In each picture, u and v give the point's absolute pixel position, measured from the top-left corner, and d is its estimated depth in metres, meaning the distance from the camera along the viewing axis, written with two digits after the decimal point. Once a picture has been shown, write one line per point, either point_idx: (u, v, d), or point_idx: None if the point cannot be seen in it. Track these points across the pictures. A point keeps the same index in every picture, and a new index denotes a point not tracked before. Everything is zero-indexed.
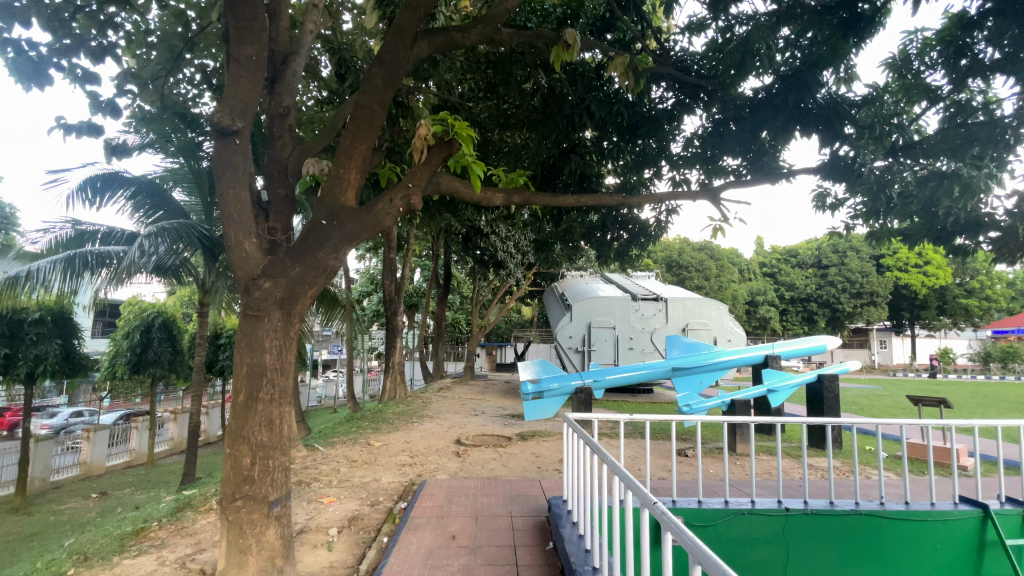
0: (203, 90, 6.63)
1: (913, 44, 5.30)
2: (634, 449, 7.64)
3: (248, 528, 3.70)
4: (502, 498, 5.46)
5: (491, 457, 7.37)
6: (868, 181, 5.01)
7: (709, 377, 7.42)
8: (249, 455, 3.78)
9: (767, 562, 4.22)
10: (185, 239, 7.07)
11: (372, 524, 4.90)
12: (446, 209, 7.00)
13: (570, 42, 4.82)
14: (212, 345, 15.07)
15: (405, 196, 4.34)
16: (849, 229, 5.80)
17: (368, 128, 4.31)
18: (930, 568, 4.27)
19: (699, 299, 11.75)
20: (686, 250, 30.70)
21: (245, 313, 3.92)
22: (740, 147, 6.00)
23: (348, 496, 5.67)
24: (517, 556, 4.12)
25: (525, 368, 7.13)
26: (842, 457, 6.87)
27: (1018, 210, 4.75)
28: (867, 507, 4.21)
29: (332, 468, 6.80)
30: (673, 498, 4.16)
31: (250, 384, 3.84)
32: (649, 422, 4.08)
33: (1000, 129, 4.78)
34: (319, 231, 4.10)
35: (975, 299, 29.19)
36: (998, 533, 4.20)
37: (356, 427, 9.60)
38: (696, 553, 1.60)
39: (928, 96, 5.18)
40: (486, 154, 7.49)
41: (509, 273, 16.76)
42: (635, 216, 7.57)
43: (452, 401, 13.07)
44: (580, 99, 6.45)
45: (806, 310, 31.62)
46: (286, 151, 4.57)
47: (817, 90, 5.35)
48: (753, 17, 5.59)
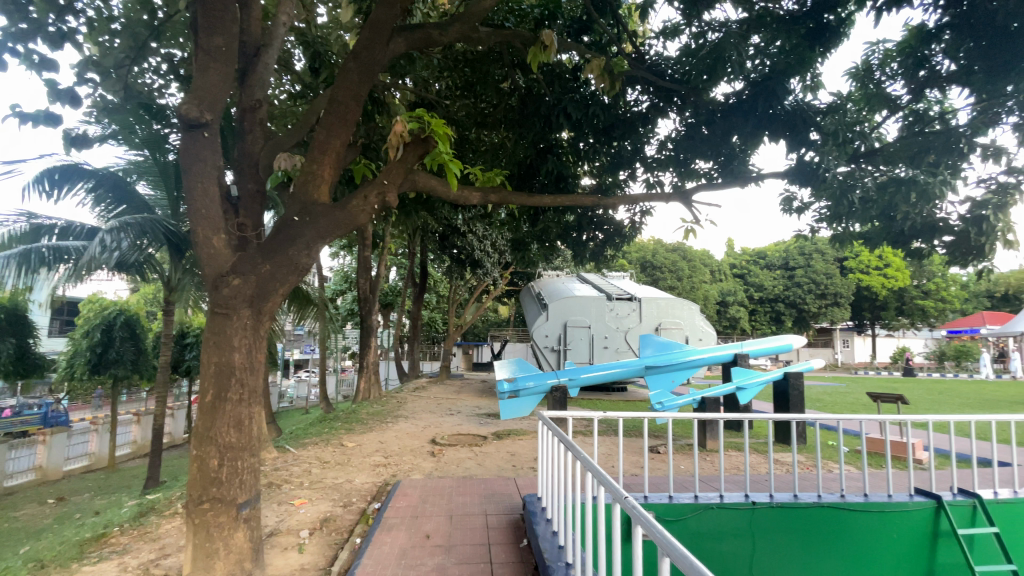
0: (170, 80, 6.41)
1: (874, 55, 5.54)
2: (608, 446, 7.76)
3: (215, 531, 3.61)
4: (477, 497, 5.46)
5: (467, 456, 7.36)
6: (832, 186, 5.20)
7: (681, 376, 7.55)
8: (217, 456, 3.69)
9: (734, 554, 4.36)
10: (150, 235, 6.86)
11: (344, 525, 4.83)
12: (423, 207, 6.99)
13: (548, 43, 4.85)
14: (177, 344, 14.60)
15: (380, 193, 4.30)
16: (814, 231, 6.03)
17: (343, 124, 4.26)
18: (888, 558, 4.47)
19: (672, 299, 11.96)
20: (660, 251, 31.38)
21: (213, 311, 3.83)
22: (711, 151, 6.17)
23: (321, 497, 5.58)
24: (491, 553, 4.14)
25: (502, 367, 7.18)
26: (806, 452, 7.12)
27: (970, 215, 5.01)
28: (828, 499, 4.39)
29: (304, 469, 6.69)
30: (645, 494, 4.26)
31: (218, 384, 3.76)
32: (622, 419, 4.12)
33: (955, 138, 5.02)
34: (291, 227, 4.04)
35: (932, 299, 30.61)
36: (949, 523, 4.41)
37: (329, 428, 9.44)
38: (664, 545, 1.67)
39: (889, 105, 5.45)
40: (464, 153, 7.51)
41: (486, 273, 16.72)
42: (610, 217, 7.69)
43: (427, 401, 12.97)
44: (557, 100, 6.45)
45: (774, 311, 32.54)
46: (257, 146, 4.47)
47: (785, 97, 5.51)
48: (724, 24, 5.75)
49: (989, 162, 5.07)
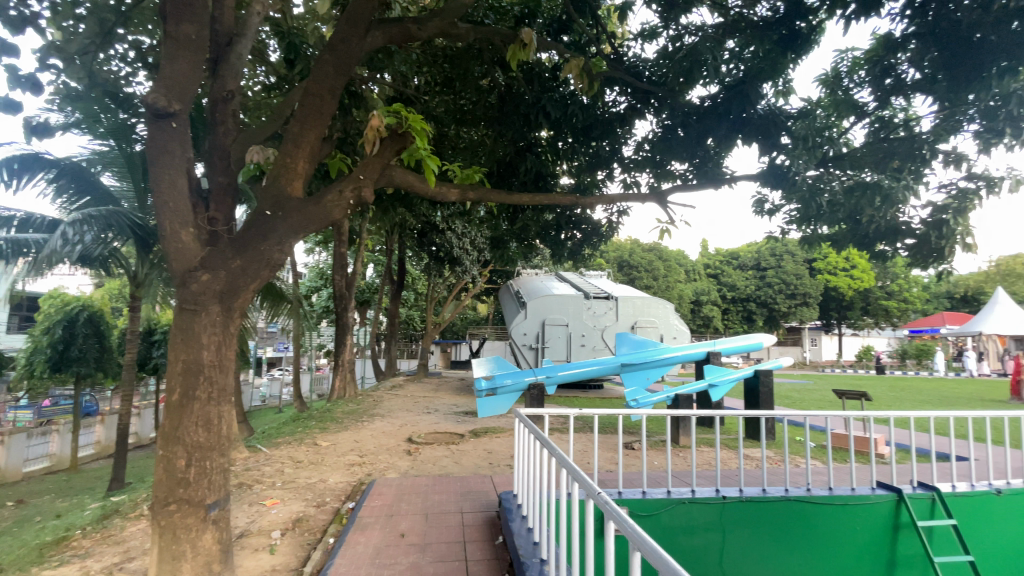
0: (138, 68, 6.20)
1: (844, 62, 5.70)
2: (583, 443, 7.84)
3: (183, 533, 3.51)
4: (453, 495, 5.45)
5: (443, 454, 7.34)
6: (801, 189, 5.39)
7: (656, 373, 7.66)
8: (184, 457, 3.59)
9: (705, 547, 4.46)
10: (115, 228, 6.60)
11: (317, 525, 4.76)
12: (401, 203, 6.95)
13: (527, 41, 4.83)
14: (145, 341, 14.14)
15: (356, 188, 4.25)
16: (784, 233, 6.22)
17: (318, 117, 4.18)
18: (852, 550, 4.62)
19: (648, 297, 12.13)
20: (637, 251, 31.82)
21: (181, 307, 3.73)
22: (686, 152, 6.27)
23: (293, 497, 5.48)
24: (467, 551, 4.14)
25: (480, 365, 7.18)
26: (774, 447, 7.33)
27: (931, 219, 5.22)
28: (795, 493, 4.53)
29: (277, 469, 6.57)
30: (619, 489, 4.33)
31: (186, 382, 3.65)
32: (598, 416, 4.16)
33: (919, 144, 5.20)
34: (263, 221, 3.95)
35: (894, 300, 31.85)
36: (910, 515, 4.58)
37: (302, 427, 9.28)
38: (635, 539, 1.72)
39: (856, 112, 5.60)
40: (442, 150, 7.58)
41: (465, 270, 16.66)
42: (588, 216, 7.76)
43: (404, 399, 12.86)
44: (536, 99, 6.45)
45: (746, 310, 33.33)
46: (229, 138, 4.36)
47: (757, 102, 5.63)
48: (701, 28, 5.84)
49: (950, 168, 5.29)
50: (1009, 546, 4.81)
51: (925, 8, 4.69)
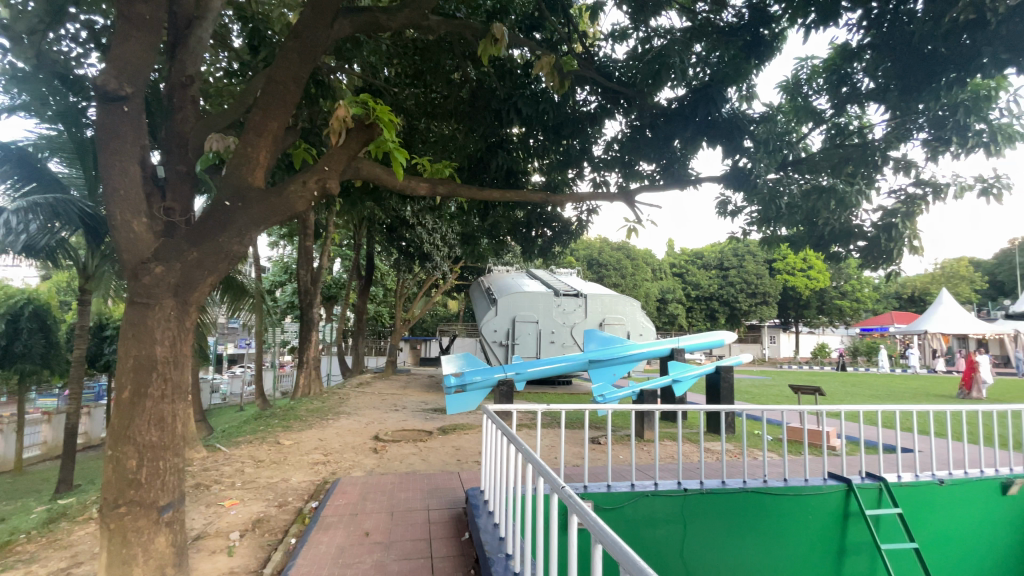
0: (90, 49, 5.86)
1: (803, 70, 5.92)
2: (550, 438, 7.91)
3: (133, 536, 3.36)
4: (420, 492, 5.41)
5: (411, 451, 7.27)
6: (763, 192, 5.52)
7: (622, 369, 7.79)
8: (135, 457, 3.43)
9: (667, 538, 4.58)
10: (62, 217, 6.24)
11: (278, 526, 4.64)
12: (369, 196, 6.83)
13: (498, 37, 4.81)
14: (96, 337, 13.45)
15: (320, 179, 4.13)
16: (745, 234, 6.41)
17: (281, 105, 4.05)
18: (805, 538, 4.82)
19: (616, 295, 12.31)
20: (605, 250, 32.32)
21: (132, 300, 3.56)
22: (654, 153, 6.39)
23: (254, 497, 5.32)
24: (432, 548, 4.12)
25: (449, 362, 7.14)
26: (733, 440, 7.58)
27: (882, 222, 5.49)
28: (753, 485, 4.70)
29: (237, 468, 6.37)
30: (584, 484, 4.40)
31: (138, 379, 3.49)
32: (565, 412, 4.21)
33: (870, 151, 5.47)
34: (222, 212, 3.81)
35: (847, 300, 33.41)
36: (858, 505, 4.81)
37: (265, 425, 9.02)
38: (597, 532, 1.76)
39: (814, 118, 5.85)
40: (412, 142, 7.44)
41: (435, 266, 16.53)
42: (558, 214, 7.82)
43: (371, 397, 12.68)
44: (507, 95, 6.45)
45: (709, 308, 34.31)
46: (188, 125, 4.18)
47: (722, 106, 5.79)
48: (669, 31, 5.95)
49: (900, 174, 5.56)
50: (949, 533, 5.10)
51: (880, 19, 4.75)
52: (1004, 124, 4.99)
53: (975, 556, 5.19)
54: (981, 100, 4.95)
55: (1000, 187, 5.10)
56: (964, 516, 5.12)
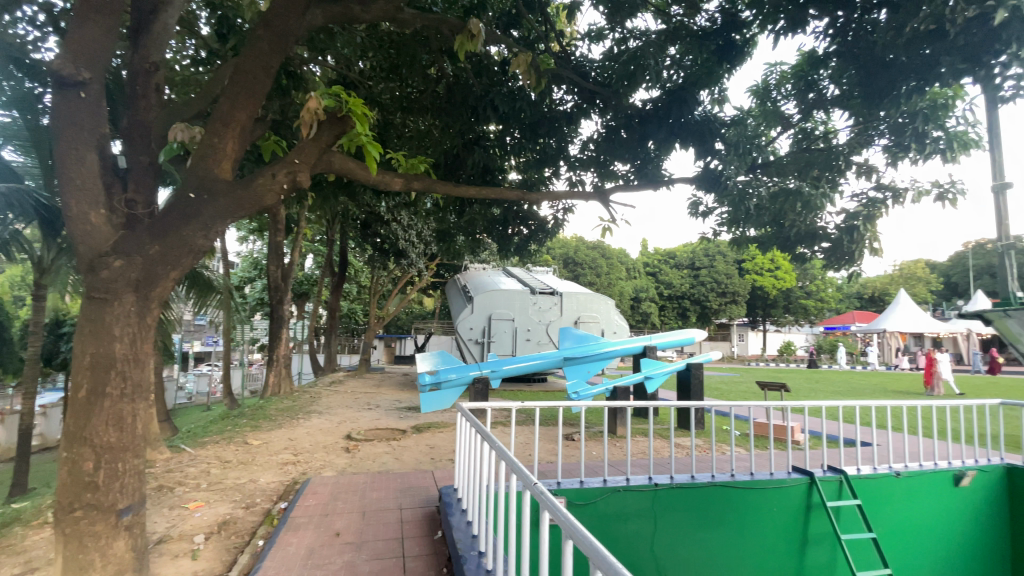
0: (48, 33, 5.59)
1: (773, 75, 6.09)
2: (525, 436, 7.94)
3: (90, 541, 3.23)
4: (392, 491, 5.36)
5: (384, 450, 7.19)
6: (732, 194, 5.72)
7: (596, 367, 7.87)
8: (92, 459, 3.30)
9: (638, 533, 4.65)
10: (16, 210, 5.92)
11: (245, 528, 4.52)
12: (342, 191, 6.71)
13: (474, 32, 4.77)
14: (52, 334, 12.85)
15: (290, 172, 4.06)
16: (716, 234, 6.56)
17: (250, 95, 3.95)
18: (770, 530, 4.96)
19: (591, 293, 12.42)
20: (581, 249, 32.65)
21: (89, 295, 3.41)
22: (629, 154, 6.53)
23: (220, 499, 5.17)
24: (404, 548, 4.08)
25: (424, 360, 7.09)
26: (702, 436, 7.76)
27: (844, 225, 5.69)
28: (720, 479, 4.82)
29: (202, 470, 6.17)
30: (557, 480, 4.44)
31: (95, 377, 3.35)
32: (539, 409, 4.21)
33: (835, 156, 5.69)
34: (186, 204, 3.69)
35: (812, 299, 34.54)
36: (820, 497, 4.98)
37: (232, 425, 8.77)
38: (568, 528, 1.78)
39: (783, 122, 6.00)
40: (387, 137, 7.30)
41: (410, 263, 16.36)
42: (534, 212, 7.82)
43: (344, 395, 12.47)
44: (484, 92, 6.45)
45: (681, 307, 34.97)
46: (151, 113, 4.02)
47: (694, 108, 5.91)
48: (644, 34, 6.03)
49: (862, 179, 5.77)
50: (904, 523, 5.32)
51: (845, 28, 4.88)
52: (960, 131, 5.22)
53: (929, 544, 5.43)
54: (939, 108, 5.15)
55: (955, 192, 5.34)
56: (918, 506, 5.35)
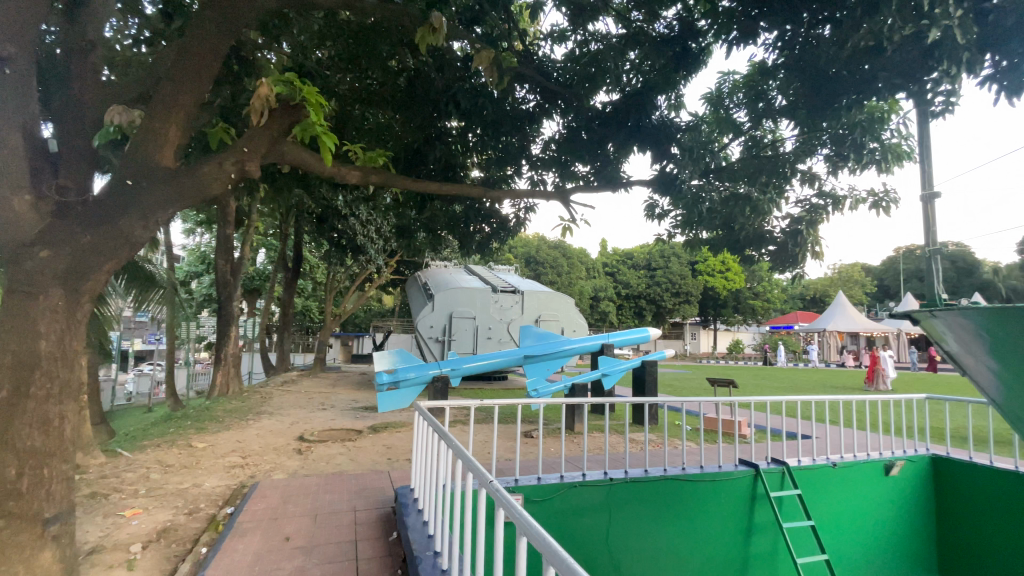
0: None
1: (726, 83, 6.34)
2: (483, 434, 7.91)
3: (12, 553, 2.99)
4: (346, 493, 5.22)
5: (338, 451, 7.00)
6: (687, 197, 5.86)
7: (555, 364, 7.93)
8: (12, 465, 3.04)
9: (593, 527, 4.74)
10: None
11: (188, 535, 4.30)
12: (298, 183, 6.50)
13: (437, 26, 4.70)
14: None
15: (238, 161, 3.95)
16: (670, 236, 6.76)
17: (196, 80, 3.76)
18: (719, 521, 5.17)
19: (552, 292, 12.52)
20: (542, 248, 33.02)
21: (11, 289, 3.16)
22: (588, 155, 6.65)
23: (160, 506, 4.89)
24: (357, 550, 3.99)
25: (381, 358, 6.95)
26: (656, 431, 7.99)
27: (790, 229, 6.00)
28: (671, 472, 4.99)
29: (141, 475, 5.82)
30: (515, 477, 4.44)
31: (17, 378, 3.10)
32: (498, 407, 4.21)
33: (781, 163, 5.97)
34: (123, 193, 3.50)
35: (759, 299, 36.19)
36: (764, 488, 5.23)
37: (175, 427, 8.32)
38: (523, 524, 1.79)
39: (734, 130, 6.25)
40: (344, 129, 7.03)
41: (369, 259, 16.10)
42: (496, 211, 7.81)
43: (297, 395, 12.07)
44: (446, 86, 6.40)
45: (638, 307, 35.85)
46: (88, 95, 3.76)
47: (652, 112, 6.08)
48: (606, 37, 6.11)
49: (805, 186, 6.09)
50: (841, 512, 5.65)
51: (793, 42, 5.04)
52: (894, 143, 5.63)
53: (861, 533, 5.77)
54: (875, 121, 5.55)
55: (888, 201, 5.73)
56: (852, 496, 5.70)
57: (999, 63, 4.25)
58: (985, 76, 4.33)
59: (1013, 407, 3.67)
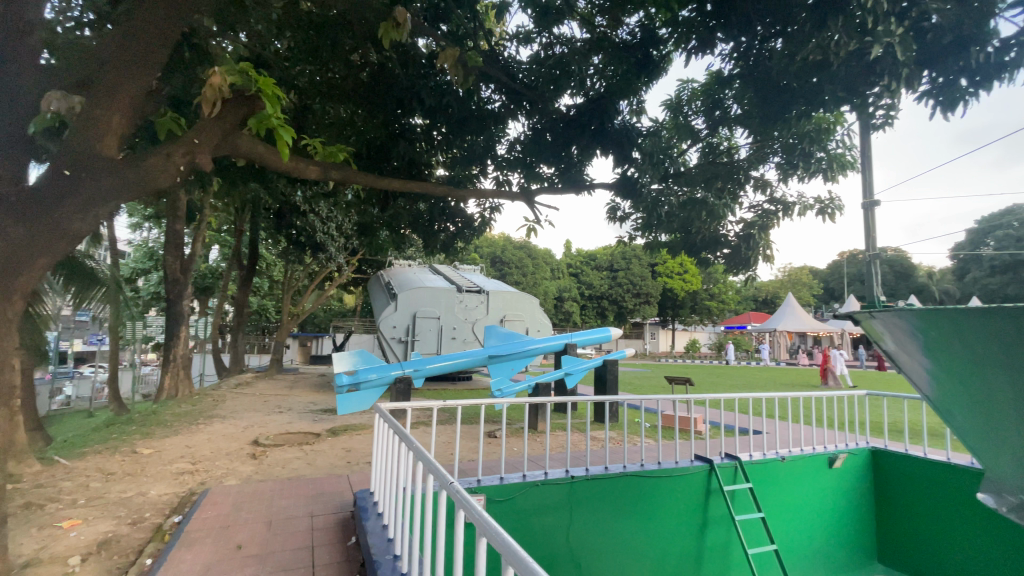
0: None
1: (684, 91, 6.51)
2: (445, 435, 7.87)
3: None
4: (303, 498, 5.09)
5: (295, 455, 6.81)
6: (647, 201, 6.14)
7: (519, 364, 7.97)
8: None
9: (554, 526, 4.80)
10: None
11: (131, 545, 4.08)
12: (255, 177, 6.30)
13: (400, 21, 4.63)
14: None
15: (189, 153, 3.89)
16: (631, 238, 6.92)
17: (145, 67, 3.59)
18: (675, 515, 5.32)
19: (516, 292, 12.56)
20: (508, 248, 33.13)
21: None
22: (553, 157, 6.74)
23: (100, 516, 4.62)
24: (314, 557, 3.90)
25: (341, 359, 6.77)
26: (616, 429, 8.17)
27: (743, 233, 6.26)
28: (631, 469, 5.11)
29: (80, 484, 5.48)
30: (478, 477, 4.44)
31: None
32: (461, 408, 4.16)
33: (737, 169, 6.23)
34: (59, 183, 3.37)
35: (715, 301, 37.44)
36: (718, 482, 5.44)
37: (118, 433, 7.86)
38: (482, 525, 1.79)
39: (693, 137, 6.45)
40: (304, 124, 6.84)
41: (329, 257, 15.73)
42: (461, 210, 7.75)
43: (251, 398, 11.64)
44: (410, 83, 6.35)
45: (600, 307, 36.47)
46: (22, 78, 3.52)
47: (614, 117, 6.22)
48: (569, 41, 6.20)
49: (758, 192, 6.36)
50: (788, 504, 5.92)
51: (747, 53, 5.23)
52: (839, 153, 5.95)
53: (806, 524, 6.06)
54: (822, 132, 5.80)
55: (833, 208, 6.05)
56: (799, 487, 5.99)
57: (936, 79, 4.60)
58: (924, 90, 4.66)
59: (944, 403, 3.90)
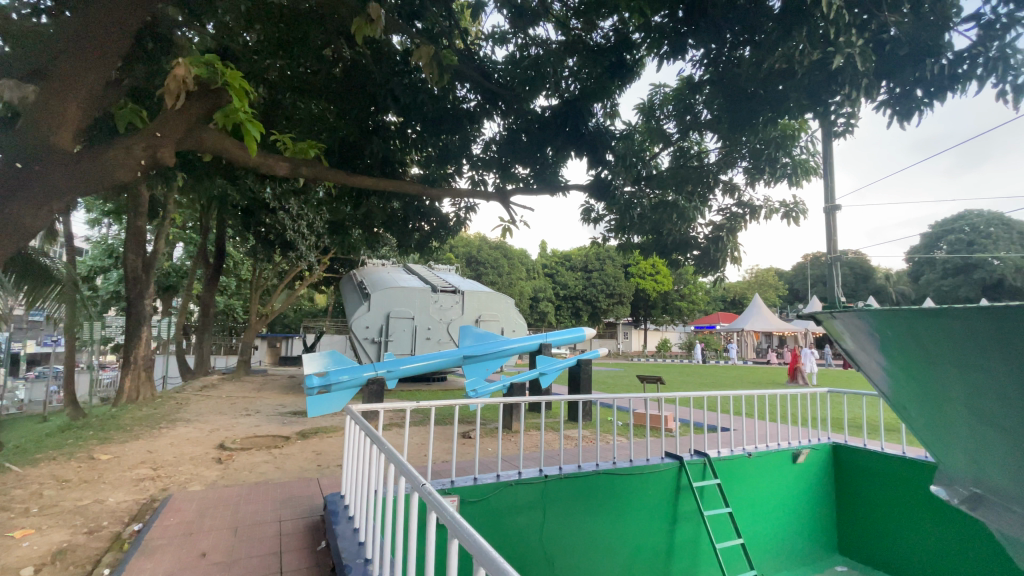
0: None
1: (657, 95, 6.65)
2: (419, 437, 7.80)
3: None
4: (271, 503, 4.97)
5: (263, 459, 6.64)
6: (619, 203, 6.24)
7: (494, 364, 7.96)
8: None
9: (528, 525, 4.81)
10: None
11: (88, 555, 3.91)
12: (223, 172, 6.13)
13: (373, 17, 4.56)
14: None
15: (149, 146, 3.99)
16: (604, 239, 7.01)
17: (100, 58, 3.66)
18: (646, 512, 5.41)
19: (491, 293, 12.56)
20: (483, 248, 33.04)
21: None
22: (528, 158, 6.80)
23: (55, 525, 4.41)
24: (282, 563, 3.81)
25: (312, 360, 6.62)
26: (589, 428, 8.26)
27: (712, 235, 6.42)
28: (603, 467, 5.18)
29: (32, 492, 5.22)
30: (452, 479, 4.41)
31: None
32: (434, 408, 4.11)
33: (706, 173, 6.40)
34: (15, 175, 3.71)
35: (686, 301, 38.19)
36: (688, 478, 5.56)
37: (73, 438, 7.51)
38: (453, 526, 1.79)
39: (664, 141, 6.57)
40: (274, 119, 6.69)
41: (300, 256, 15.40)
42: (436, 209, 7.72)
43: (217, 401, 11.29)
44: (384, 80, 6.28)
45: (574, 307, 36.75)
46: None
47: (589, 119, 6.30)
48: (545, 43, 6.25)
49: (727, 196, 6.52)
50: (754, 498, 6.10)
51: (717, 60, 5.34)
52: (803, 159, 6.17)
53: (772, 517, 6.25)
54: (788, 138, 6.00)
55: (797, 212, 6.26)
56: (764, 482, 6.17)
57: (894, 89, 4.81)
58: (882, 100, 4.88)
59: (900, 400, 4.08)
